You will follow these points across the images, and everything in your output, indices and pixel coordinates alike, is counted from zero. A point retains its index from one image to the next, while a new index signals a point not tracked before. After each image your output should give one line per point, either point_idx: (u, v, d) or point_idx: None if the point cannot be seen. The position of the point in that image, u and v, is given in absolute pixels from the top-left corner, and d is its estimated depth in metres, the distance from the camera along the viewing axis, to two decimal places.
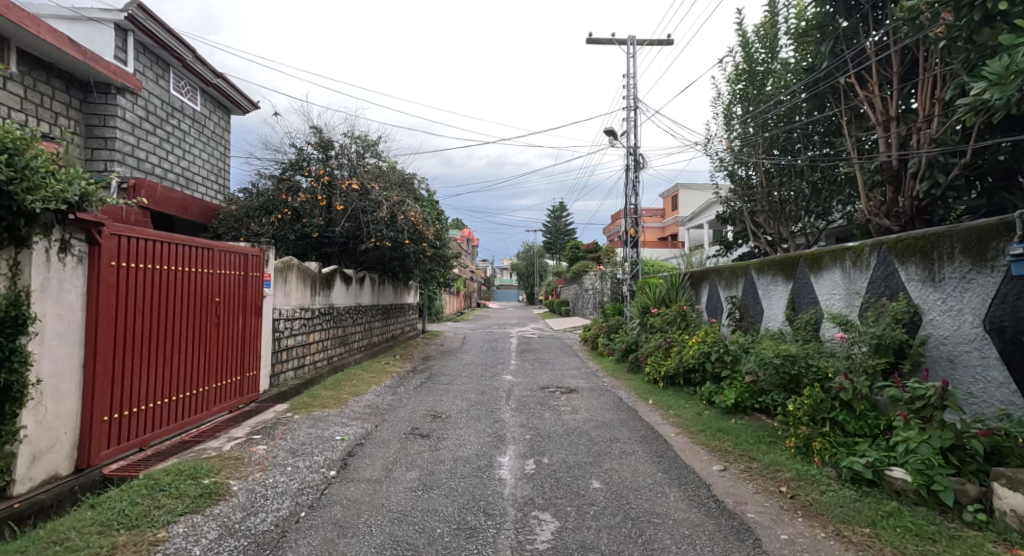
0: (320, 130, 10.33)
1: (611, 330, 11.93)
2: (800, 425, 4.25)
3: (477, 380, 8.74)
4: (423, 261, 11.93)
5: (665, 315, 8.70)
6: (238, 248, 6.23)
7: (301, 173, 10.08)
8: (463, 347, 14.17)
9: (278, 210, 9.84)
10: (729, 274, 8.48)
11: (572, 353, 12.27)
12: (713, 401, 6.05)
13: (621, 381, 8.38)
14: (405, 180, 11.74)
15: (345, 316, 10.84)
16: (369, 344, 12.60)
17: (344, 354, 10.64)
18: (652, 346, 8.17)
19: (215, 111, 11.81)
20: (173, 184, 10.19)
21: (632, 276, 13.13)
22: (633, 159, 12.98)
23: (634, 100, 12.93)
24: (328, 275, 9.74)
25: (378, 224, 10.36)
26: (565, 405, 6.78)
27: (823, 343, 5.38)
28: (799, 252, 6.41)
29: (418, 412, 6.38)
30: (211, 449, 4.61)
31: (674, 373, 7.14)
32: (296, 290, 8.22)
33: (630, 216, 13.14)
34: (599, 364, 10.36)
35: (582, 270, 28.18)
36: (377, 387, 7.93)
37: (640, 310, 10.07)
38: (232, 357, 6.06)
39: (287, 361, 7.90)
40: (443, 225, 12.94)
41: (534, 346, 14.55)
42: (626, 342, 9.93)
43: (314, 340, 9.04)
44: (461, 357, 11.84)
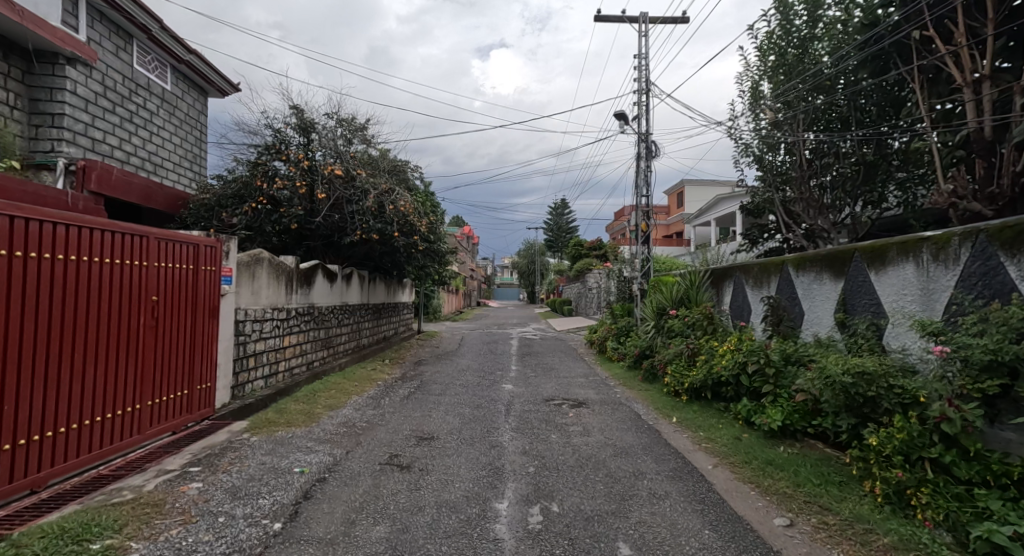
0: (301, 110, 9.36)
1: (621, 333, 10.94)
2: (887, 466, 3.27)
3: (473, 390, 7.75)
4: (416, 256, 10.92)
5: (684, 318, 7.72)
6: (185, 237, 5.21)
7: (279, 158, 9.05)
8: (459, 349, 13.19)
9: (252, 198, 8.83)
10: (758, 272, 7.47)
11: (577, 358, 11.28)
12: (752, 422, 5.08)
13: (636, 392, 7.39)
14: (396, 167, 10.76)
15: (329, 316, 9.87)
16: (357, 347, 11.63)
17: (327, 359, 9.68)
18: (672, 354, 7.19)
19: (189, 92, 10.84)
20: (137, 170, 9.21)
21: (643, 274, 12.10)
22: (644, 146, 12.00)
23: (646, 82, 11.93)
24: (308, 271, 8.76)
25: (365, 215, 9.36)
26: (574, 423, 5.79)
27: (895, 354, 4.39)
28: (853, 245, 5.41)
29: (400, 433, 5.39)
30: (127, 490, 3.61)
31: (700, 385, 6.18)
32: (266, 287, 7.22)
33: (641, 208, 12.16)
34: (608, 371, 9.38)
35: (586, 268, 27.16)
36: (358, 400, 6.93)
37: (653, 311, 9.09)
38: (179, 368, 5.08)
39: (255, 369, 6.93)
40: (438, 218, 11.96)
41: (536, 348, 13.54)
42: (639, 348, 8.94)
43: (290, 345, 8.07)
44: (456, 362, 10.85)
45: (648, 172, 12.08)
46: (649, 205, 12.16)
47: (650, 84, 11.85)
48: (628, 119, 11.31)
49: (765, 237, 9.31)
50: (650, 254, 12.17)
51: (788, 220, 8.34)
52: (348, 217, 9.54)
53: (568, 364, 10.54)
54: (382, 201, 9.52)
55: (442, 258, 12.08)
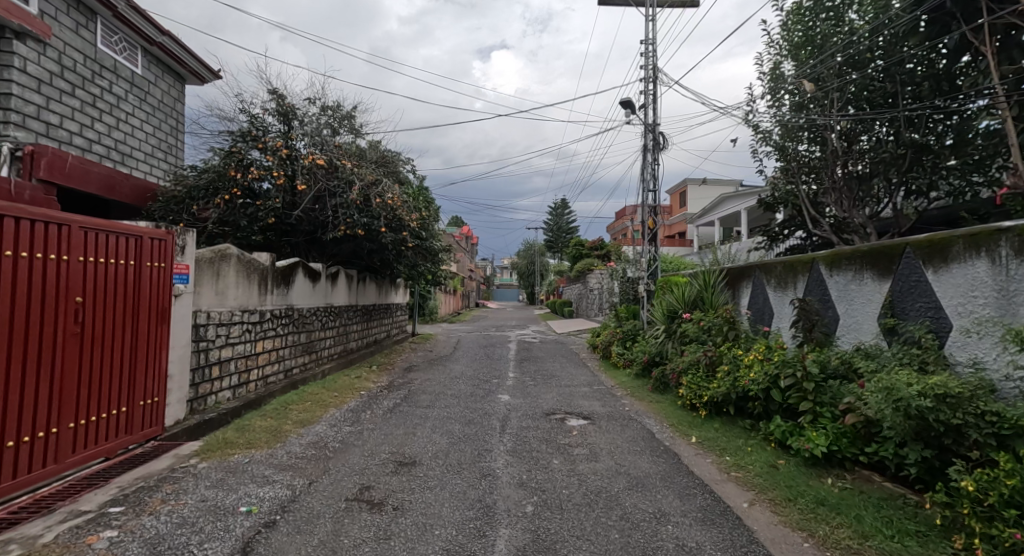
0: (280, 94, 8.61)
1: (627, 338, 10.21)
2: (992, 522, 2.52)
3: (465, 402, 7.00)
4: (406, 255, 10.15)
5: (700, 323, 6.98)
6: (124, 227, 4.47)
7: (256, 146, 8.27)
8: (454, 354, 12.44)
9: (225, 190, 8.07)
10: (783, 271, 6.73)
11: (580, 364, 10.53)
12: (789, 445, 4.35)
13: (646, 406, 6.65)
14: (385, 159, 10.01)
15: (311, 319, 9.12)
16: (344, 351, 10.88)
17: (308, 366, 8.93)
18: (687, 363, 6.45)
19: (164, 78, 10.12)
20: (102, 159, 8.47)
21: (650, 274, 11.35)
22: (652, 138, 11.27)
23: (654, 69, 11.19)
24: (285, 269, 8.00)
25: (349, 209, 8.60)
26: (579, 443, 5.04)
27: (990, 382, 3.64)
28: (903, 238, 4.66)
29: (377, 457, 4.63)
30: (15, 544, 2.85)
31: (722, 400, 5.44)
32: (233, 287, 6.46)
33: (647, 204, 11.43)
34: (613, 379, 8.65)
35: (587, 269, 26.45)
36: (336, 414, 6.17)
37: (663, 315, 8.35)
38: (117, 383, 4.32)
39: (221, 381, 6.18)
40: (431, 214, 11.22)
41: (535, 352, 12.80)
42: (649, 356, 8.21)
43: (264, 351, 7.32)
44: (450, 368, 10.09)
45: (655, 165, 11.35)
46: (656, 200, 11.43)
47: (658, 72, 11.13)
48: (634, 108, 10.59)
49: (785, 233, 8.77)
50: (657, 253, 11.41)
51: (814, 214, 7.88)
52: (331, 212, 8.79)
53: (571, 370, 9.79)
54: (368, 193, 8.74)
55: (435, 256, 11.32)
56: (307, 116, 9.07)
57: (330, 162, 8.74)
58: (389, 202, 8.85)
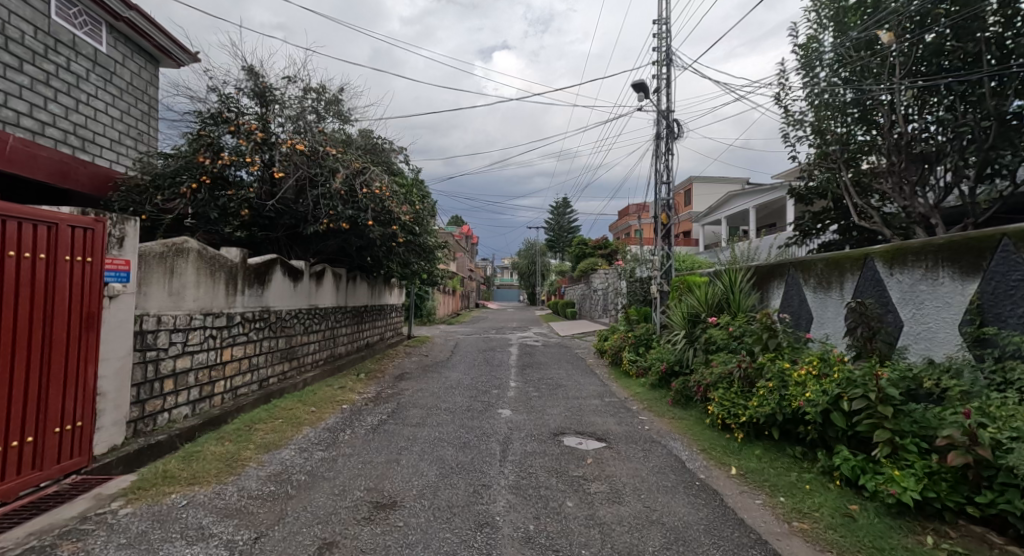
0: (254, 73, 7.75)
1: (640, 343, 9.36)
2: None
3: (461, 418, 6.14)
4: (398, 252, 9.26)
5: (731, 331, 6.11)
6: (32, 212, 3.64)
7: (228, 129, 7.35)
8: (451, 359, 11.57)
9: (192, 178, 7.20)
10: (825, 269, 5.87)
11: (588, 371, 9.66)
12: (861, 485, 3.48)
13: (670, 425, 5.79)
14: (373, 146, 9.15)
15: (292, 323, 8.26)
16: (331, 357, 10.02)
17: (287, 375, 8.06)
18: (718, 377, 5.58)
19: (136, 58, 9.28)
20: (56, 144, 7.62)
21: (664, 273, 10.50)
22: (665, 126, 10.42)
23: (668, 51, 10.32)
24: (260, 266, 7.13)
25: (332, 200, 7.71)
26: (595, 477, 4.18)
27: None
28: (996, 227, 3.83)
29: (349, 497, 3.76)
30: None
31: (764, 422, 4.59)
32: (192, 287, 5.58)
33: (661, 198, 10.56)
34: (627, 390, 7.79)
35: (591, 269, 25.55)
36: (308, 435, 5.30)
37: (684, 319, 7.50)
38: (11, 410, 3.45)
39: (175, 397, 5.30)
40: (425, 208, 10.37)
41: (539, 358, 11.93)
42: (670, 366, 7.35)
43: (234, 359, 6.46)
44: (445, 376, 9.22)
45: (668, 155, 10.50)
46: (669, 193, 10.56)
47: (671, 55, 10.28)
48: (647, 93, 9.73)
49: (819, 227, 8.38)
50: (671, 251, 10.54)
51: (860, 202, 7.59)
52: (312, 203, 7.90)
53: (579, 379, 8.91)
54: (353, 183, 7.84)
55: (429, 254, 10.43)
56: (287, 98, 8.19)
57: (311, 149, 7.84)
58: (377, 193, 7.95)
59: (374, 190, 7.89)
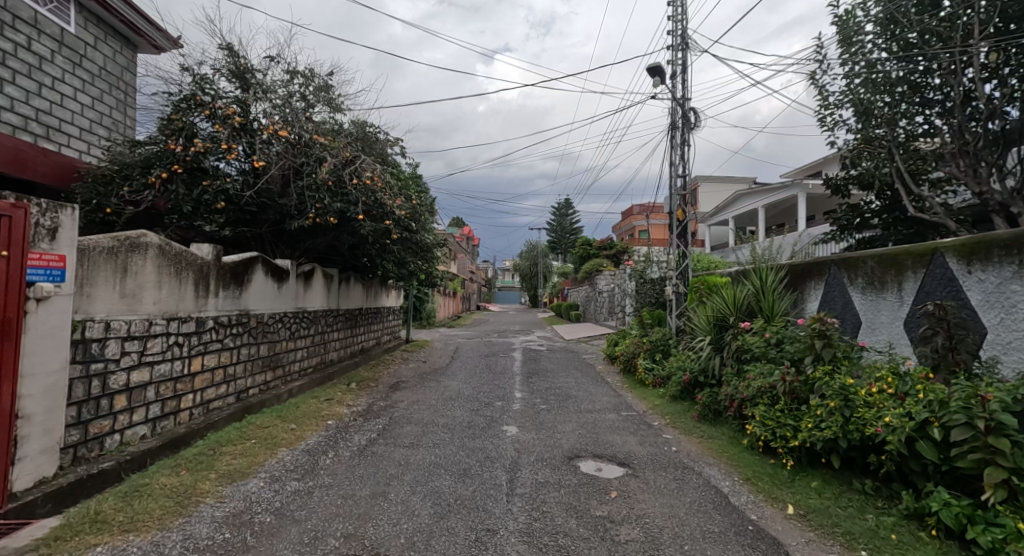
0: (234, 53, 7.03)
1: (656, 349, 8.62)
2: None
3: (461, 437, 5.40)
4: (393, 251, 8.53)
5: (769, 339, 5.38)
6: None
7: (201, 112, 6.60)
8: (451, 365, 10.82)
9: (162, 167, 6.44)
10: (877, 267, 5.15)
11: (599, 380, 8.91)
12: (971, 540, 2.74)
13: (701, 447, 5.04)
14: (365, 136, 8.43)
15: (276, 328, 7.53)
16: (321, 364, 9.28)
17: (270, 384, 7.33)
18: (756, 391, 4.85)
19: (111, 42, 8.57)
20: (14, 131, 6.89)
21: (679, 273, 9.78)
22: (681, 116, 9.70)
23: (683, 34, 9.60)
24: (237, 265, 6.38)
25: (319, 192, 6.98)
26: (624, 519, 3.43)
27: None
28: None
29: (320, 549, 3.03)
30: None
31: (822, 449, 3.85)
32: (153, 288, 4.85)
33: (676, 192, 9.82)
34: (645, 402, 7.06)
35: (596, 270, 24.80)
36: (283, 460, 4.55)
37: (709, 324, 6.77)
38: None
39: (129, 415, 4.57)
40: (422, 203, 9.65)
41: (544, 364, 11.17)
42: (694, 376, 6.62)
43: (205, 370, 5.73)
44: (444, 385, 8.47)
45: (684, 147, 9.77)
46: (686, 187, 9.81)
47: (688, 38, 9.55)
48: (662, 78, 9.01)
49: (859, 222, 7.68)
50: (687, 249, 9.80)
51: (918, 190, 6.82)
52: (297, 196, 7.16)
53: (590, 389, 8.17)
54: (342, 172, 7.09)
55: (427, 253, 9.70)
56: (271, 81, 7.47)
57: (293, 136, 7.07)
58: (368, 185, 7.22)
59: (365, 181, 7.14)
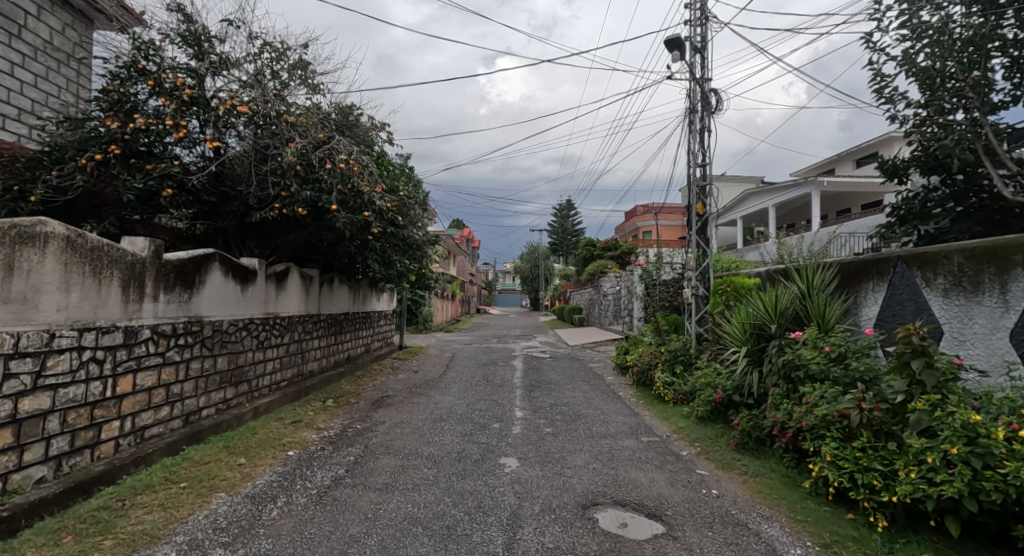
0: (186, 17, 6.03)
1: (677, 360, 7.58)
2: None
3: (448, 475, 4.38)
4: (376, 248, 7.50)
5: (830, 355, 4.36)
6: None
7: (143, 82, 5.53)
8: (445, 376, 9.79)
9: (96, 148, 5.35)
10: (966, 264, 4.18)
11: (612, 395, 7.88)
12: None
13: (748, 490, 4.01)
14: (344, 118, 7.43)
15: (239, 338, 6.52)
16: (297, 377, 8.25)
17: (232, 403, 6.31)
18: (821, 421, 3.82)
19: (58, 13, 7.55)
20: None
21: (699, 274, 8.78)
22: (701, 98, 8.70)
23: (703, 6, 8.59)
24: (184, 264, 5.35)
25: (285, 177, 5.96)
26: None
27: None
28: None
29: None
30: None
31: (934, 512, 2.83)
32: (56, 291, 3.85)
33: (694, 184, 8.79)
34: (668, 426, 6.02)
35: (600, 272, 23.84)
36: (216, 512, 3.55)
37: (745, 334, 5.74)
38: None
39: (19, 454, 3.61)
40: (412, 197, 8.64)
41: (548, 374, 10.14)
42: (727, 396, 5.59)
43: (137, 391, 4.70)
44: (435, 402, 7.43)
45: (704, 132, 8.76)
46: (707, 176, 8.79)
47: (707, 12, 8.54)
48: (681, 54, 7.99)
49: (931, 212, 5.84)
50: (708, 247, 8.76)
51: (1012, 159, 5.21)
52: (258, 182, 6.16)
53: (602, 407, 7.15)
54: (311, 154, 6.07)
55: (417, 251, 8.69)
56: (232, 51, 6.45)
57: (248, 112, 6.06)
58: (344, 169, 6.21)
59: (339, 165, 6.11)
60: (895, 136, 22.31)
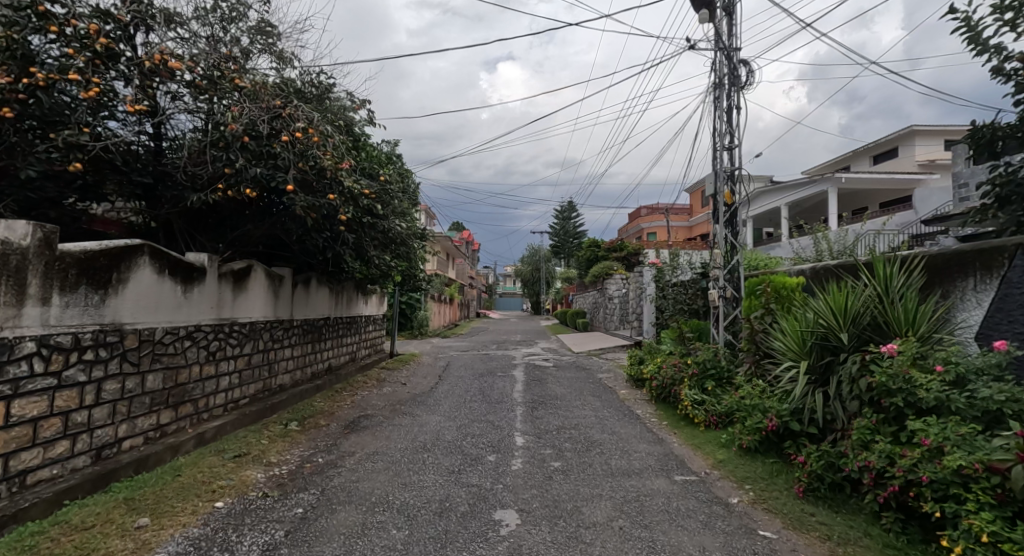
0: None
1: (707, 375, 6.42)
2: None
3: (423, 542, 3.22)
4: (350, 242, 6.33)
5: (944, 377, 3.20)
6: None
7: (44, 29, 4.33)
8: (436, 390, 8.63)
9: None
10: None
11: (629, 416, 6.70)
12: None
13: None
14: (312, 88, 6.29)
15: (179, 350, 5.36)
16: (261, 394, 7.09)
17: (169, 429, 5.15)
18: (955, 475, 2.70)
19: None
20: None
21: (728, 273, 7.63)
22: (728, 71, 7.57)
23: None
24: (94, 258, 4.21)
25: (229, 151, 4.82)
26: None
27: None
28: None
29: None
30: None
31: None
32: None
33: (721, 170, 7.65)
34: (706, 461, 4.87)
35: (605, 274, 22.66)
36: None
37: (807, 346, 4.57)
38: None
39: None
40: (396, 184, 7.49)
41: (553, 387, 8.96)
42: (783, 425, 4.42)
43: (13, 425, 3.56)
44: (419, 425, 6.26)
45: (732, 110, 7.62)
46: (736, 161, 7.67)
47: None
48: (709, 17, 6.84)
49: None
50: (737, 242, 7.59)
51: None
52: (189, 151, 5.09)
53: (618, 431, 5.99)
54: (261, 123, 4.92)
55: (401, 246, 7.52)
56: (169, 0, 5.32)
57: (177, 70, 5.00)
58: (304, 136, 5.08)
59: (294, 135, 4.94)
60: (916, 129, 21.06)
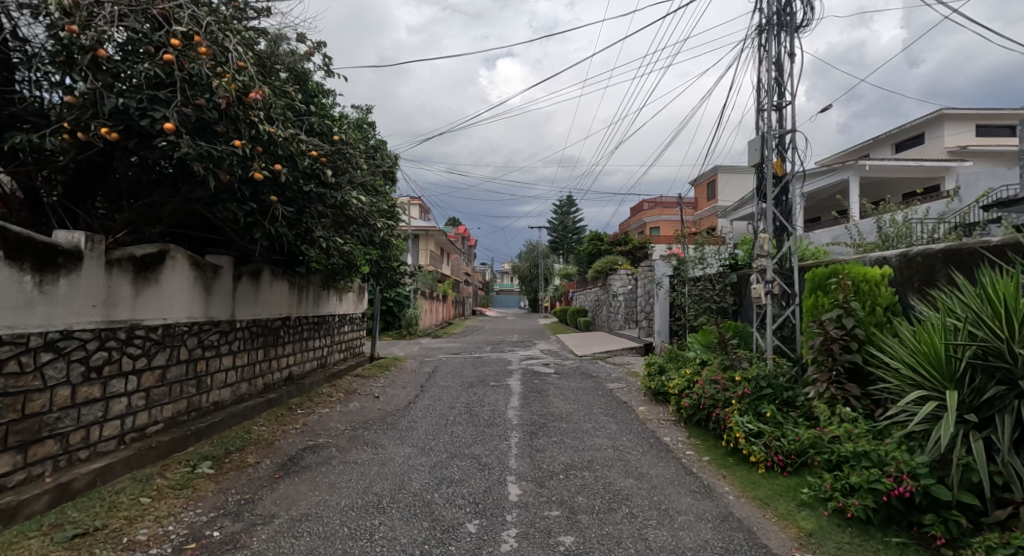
0: None
1: (762, 396, 4.84)
2: None
3: None
4: (285, 218, 4.71)
5: None
6: None
7: None
8: (413, 408, 7.01)
9: None
10: None
11: (659, 449, 5.13)
12: None
13: None
14: None
15: (31, 368, 3.80)
16: (179, 418, 5.47)
17: (7, 483, 3.58)
18: None
19: None
20: None
21: (778, 263, 6.09)
22: (779, 7, 5.99)
23: None
24: None
25: (73, 68, 3.18)
26: None
27: None
28: None
29: None
30: None
31: None
32: None
33: (770, 134, 6.06)
34: (788, 534, 3.28)
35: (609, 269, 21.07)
36: None
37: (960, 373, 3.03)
38: None
39: None
40: (358, 149, 5.87)
41: (557, 401, 7.38)
42: (922, 490, 2.86)
43: None
44: (382, 463, 4.68)
45: (784, 58, 6.03)
46: (786, 122, 6.09)
47: None
48: None
49: None
50: (790, 224, 6.01)
51: None
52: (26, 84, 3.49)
53: (647, 473, 4.42)
54: (120, 25, 3.27)
55: (365, 228, 5.92)
56: None
57: None
58: (189, 49, 3.39)
59: (171, 45, 3.26)
60: (945, 114, 19.60)
